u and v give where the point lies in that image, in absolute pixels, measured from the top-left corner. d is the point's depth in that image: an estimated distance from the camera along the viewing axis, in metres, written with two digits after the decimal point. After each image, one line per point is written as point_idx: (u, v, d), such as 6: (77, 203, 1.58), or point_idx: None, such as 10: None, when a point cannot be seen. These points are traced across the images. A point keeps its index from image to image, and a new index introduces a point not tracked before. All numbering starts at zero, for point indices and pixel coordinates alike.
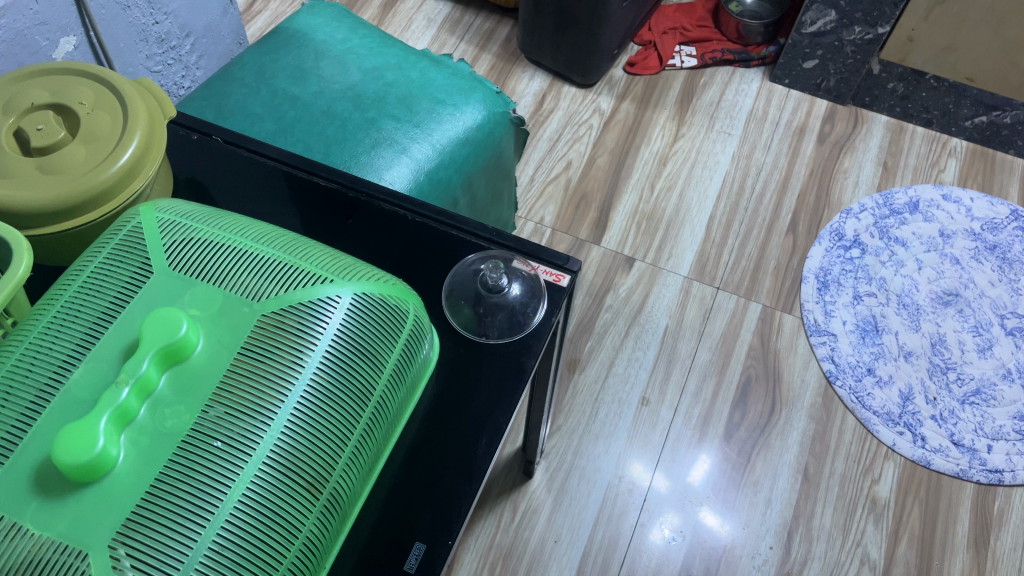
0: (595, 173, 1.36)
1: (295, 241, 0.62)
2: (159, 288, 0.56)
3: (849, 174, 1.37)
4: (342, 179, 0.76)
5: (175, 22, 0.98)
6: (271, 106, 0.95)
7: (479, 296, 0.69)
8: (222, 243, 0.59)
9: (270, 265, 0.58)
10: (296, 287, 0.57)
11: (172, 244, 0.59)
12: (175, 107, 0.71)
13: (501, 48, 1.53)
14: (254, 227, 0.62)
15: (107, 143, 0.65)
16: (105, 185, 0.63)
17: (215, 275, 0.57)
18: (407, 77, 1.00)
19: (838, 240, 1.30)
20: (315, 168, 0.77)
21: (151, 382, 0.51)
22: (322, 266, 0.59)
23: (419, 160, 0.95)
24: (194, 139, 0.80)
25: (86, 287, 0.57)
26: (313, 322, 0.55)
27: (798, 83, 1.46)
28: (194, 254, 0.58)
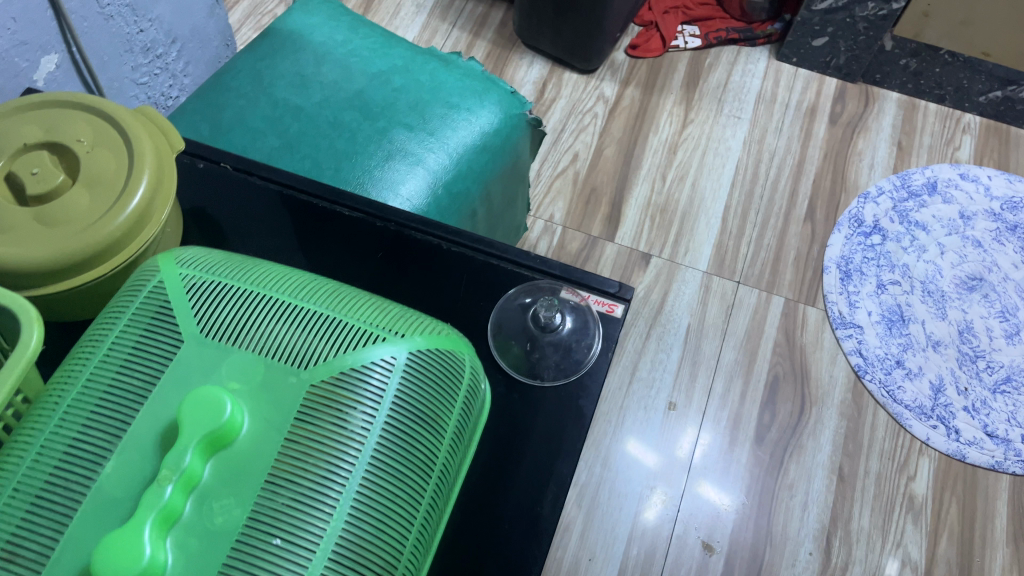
0: (603, 165, 1.31)
1: (334, 293, 0.56)
2: (191, 358, 0.50)
3: (864, 156, 1.33)
4: (367, 207, 0.70)
5: (160, 29, 0.90)
6: (272, 119, 0.88)
7: (530, 333, 0.66)
8: (256, 301, 0.53)
9: (313, 326, 0.52)
10: (344, 350, 0.51)
11: (200, 305, 0.53)
12: (181, 139, 0.65)
13: (496, 33, 1.45)
14: (288, 280, 0.57)
15: (112, 185, 0.59)
16: (115, 235, 0.57)
17: (253, 338, 0.51)
18: (416, 81, 0.93)
19: (857, 227, 1.25)
20: (335, 196, 0.71)
21: (196, 474, 0.45)
22: (370, 323, 0.54)
23: (435, 172, 0.88)
24: (200, 167, 0.73)
25: (108, 360, 0.51)
26: (367, 390, 0.50)
27: (806, 61, 1.41)
28: (227, 314, 0.52)
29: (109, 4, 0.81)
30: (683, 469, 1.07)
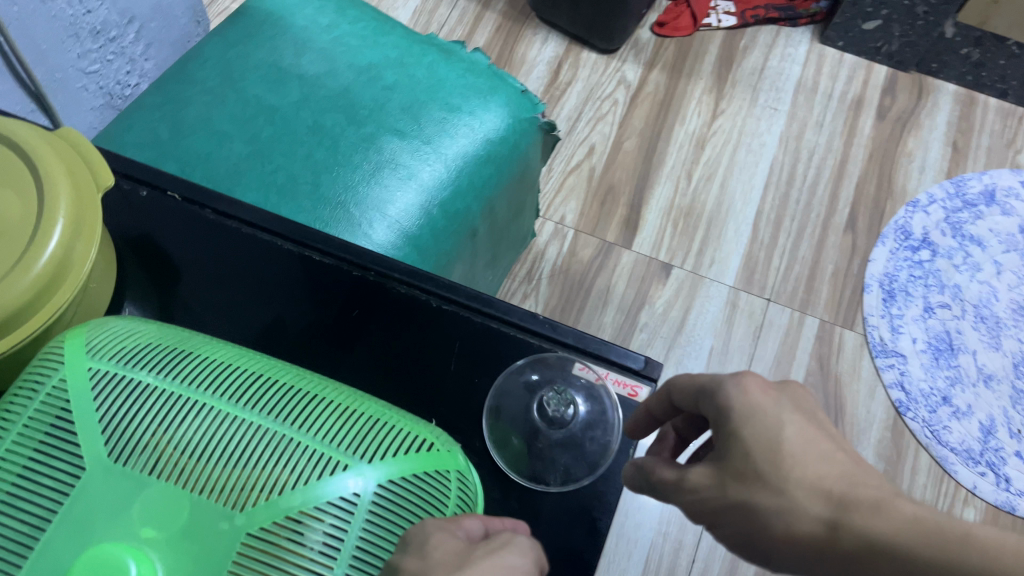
0: (622, 160, 1.18)
1: (288, 395, 0.45)
2: (95, 492, 0.39)
3: (914, 158, 1.19)
4: (343, 251, 0.58)
5: (112, 9, 0.77)
6: (241, 121, 0.76)
7: (536, 427, 0.54)
8: (186, 413, 0.42)
9: (256, 450, 0.41)
10: (291, 485, 0.40)
11: (110, 417, 0.41)
12: (109, 171, 0.53)
13: (508, 5, 1.31)
14: (226, 377, 0.45)
15: (17, 237, 0.47)
16: (16, 305, 0.45)
17: (174, 465, 0.39)
18: (412, 78, 0.80)
19: (904, 240, 1.13)
20: (305, 236, 0.59)
21: None
22: (327, 442, 0.43)
23: (430, 188, 0.76)
24: (142, 194, 0.61)
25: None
26: (321, 542, 0.39)
27: (853, 46, 1.26)
28: (141, 432, 0.41)
29: None
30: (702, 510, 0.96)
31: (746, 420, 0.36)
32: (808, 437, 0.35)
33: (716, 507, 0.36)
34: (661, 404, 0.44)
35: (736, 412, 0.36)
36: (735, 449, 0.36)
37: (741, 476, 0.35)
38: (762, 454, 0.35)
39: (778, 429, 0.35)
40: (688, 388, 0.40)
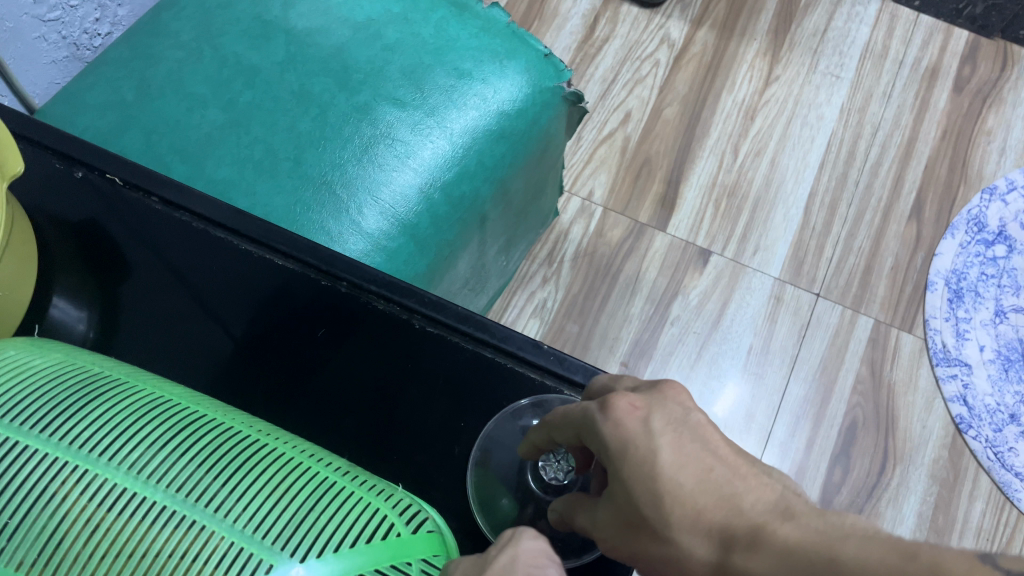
0: (660, 130, 1.05)
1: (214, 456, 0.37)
2: None
3: (994, 138, 1.05)
4: (311, 256, 0.50)
5: None
6: (217, 84, 0.66)
7: (528, 490, 0.45)
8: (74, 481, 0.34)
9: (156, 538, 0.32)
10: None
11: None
12: (20, 159, 0.43)
13: None
14: (136, 428, 0.37)
15: None
16: None
17: (46, 557, 0.31)
18: (416, 37, 0.69)
19: (977, 232, 1.00)
20: (268, 237, 0.50)
21: None
22: (248, 526, 0.34)
23: (431, 168, 0.65)
24: (82, 180, 0.52)
25: None
26: None
27: (931, 6, 1.12)
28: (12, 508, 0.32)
29: None
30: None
31: (619, 456, 0.33)
32: (686, 457, 0.32)
33: (619, 548, 0.34)
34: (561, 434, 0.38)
35: (609, 447, 0.33)
36: (618, 487, 0.33)
37: (633, 523, 0.33)
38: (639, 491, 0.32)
39: (653, 458, 0.32)
40: (563, 427, 0.37)
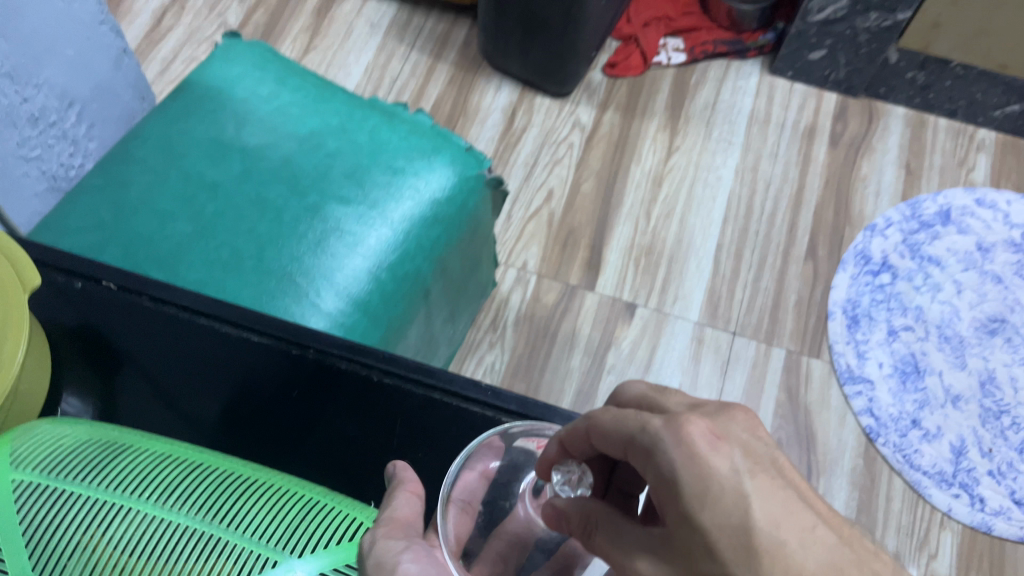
0: (581, 203, 1.18)
1: (222, 488, 0.46)
2: None
3: (869, 182, 1.20)
4: (281, 331, 0.59)
5: (50, 93, 0.78)
6: (184, 198, 0.76)
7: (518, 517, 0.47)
8: (113, 519, 0.43)
9: (188, 556, 0.42)
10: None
11: (29, 526, 0.42)
12: (36, 276, 0.53)
13: (459, 55, 1.30)
14: (155, 474, 0.46)
15: None
16: None
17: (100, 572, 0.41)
18: (354, 143, 0.81)
19: (864, 265, 1.13)
20: (244, 319, 0.59)
21: None
22: (255, 536, 0.43)
23: (377, 252, 0.75)
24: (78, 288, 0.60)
25: None
26: None
27: (802, 75, 1.28)
28: (64, 542, 0.41)
29: None
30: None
31: (702, 503, 0.33)
32: (775, 510, 0.33)
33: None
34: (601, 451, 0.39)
35: (688, 489, 0.33)
36: (687, 536, 0.33)
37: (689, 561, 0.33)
38: (724, 544, 0.32)
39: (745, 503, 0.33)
40: (616, 435, 0.38)
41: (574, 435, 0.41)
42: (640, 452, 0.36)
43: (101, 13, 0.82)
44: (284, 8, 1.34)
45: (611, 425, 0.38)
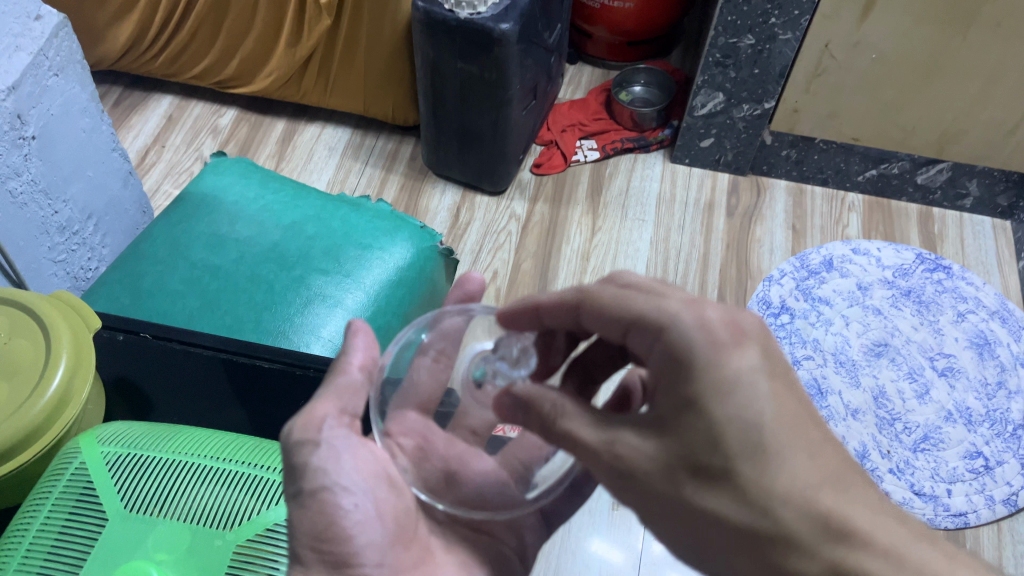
0: (522, 279, 1.37)
1: (256, 446, 0.65)
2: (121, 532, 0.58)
3: (763, 243, 1.42)
4: (284, 358, 0.81)
5: (75, 208, 0.96)
6: (191, 281, 0.92)
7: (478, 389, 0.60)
8: (177, 465, 0.62)
9: (237, 486, 0.61)
10: (271, 504, 0.60)
11: (124, 476, 0.60)
12: (96, 319, 0.68)
13: (407, 167, 1.51)
14: (206, 440, 0.65)
15: (30, 374, 0.62)
16: (36, 420, 0.60)
17: (176, 504, 0.59)
18: (329, 228, 0.99)
19: (766, 309, 1.33)
20: (254, 351, 0.81)
21: None
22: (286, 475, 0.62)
23: (354, 310, 0.92)
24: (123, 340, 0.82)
25: (49, 525, 0.58)
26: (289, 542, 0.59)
27: (697, 161, 1.52)
28: (150, 483, 0.60)
29: (23, 191, 0.86)
30: (636, 551, 1.09)
31: (723, 393, 0.44)
32: (788, 410, 0.44)
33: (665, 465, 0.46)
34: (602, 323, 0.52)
35: (704, 368, 0.45)
36: (698, 422, 0.44)
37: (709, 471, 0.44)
38: (734, 435, 0.43)
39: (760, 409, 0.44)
40: (625, 309, 0.50)
41: (563, 305, 0.56)
42: (651, 332, 0.48)
43: (113, 142, 1.01)
44: (252, 139, 1.55)
45: (608, 299, 0.51)
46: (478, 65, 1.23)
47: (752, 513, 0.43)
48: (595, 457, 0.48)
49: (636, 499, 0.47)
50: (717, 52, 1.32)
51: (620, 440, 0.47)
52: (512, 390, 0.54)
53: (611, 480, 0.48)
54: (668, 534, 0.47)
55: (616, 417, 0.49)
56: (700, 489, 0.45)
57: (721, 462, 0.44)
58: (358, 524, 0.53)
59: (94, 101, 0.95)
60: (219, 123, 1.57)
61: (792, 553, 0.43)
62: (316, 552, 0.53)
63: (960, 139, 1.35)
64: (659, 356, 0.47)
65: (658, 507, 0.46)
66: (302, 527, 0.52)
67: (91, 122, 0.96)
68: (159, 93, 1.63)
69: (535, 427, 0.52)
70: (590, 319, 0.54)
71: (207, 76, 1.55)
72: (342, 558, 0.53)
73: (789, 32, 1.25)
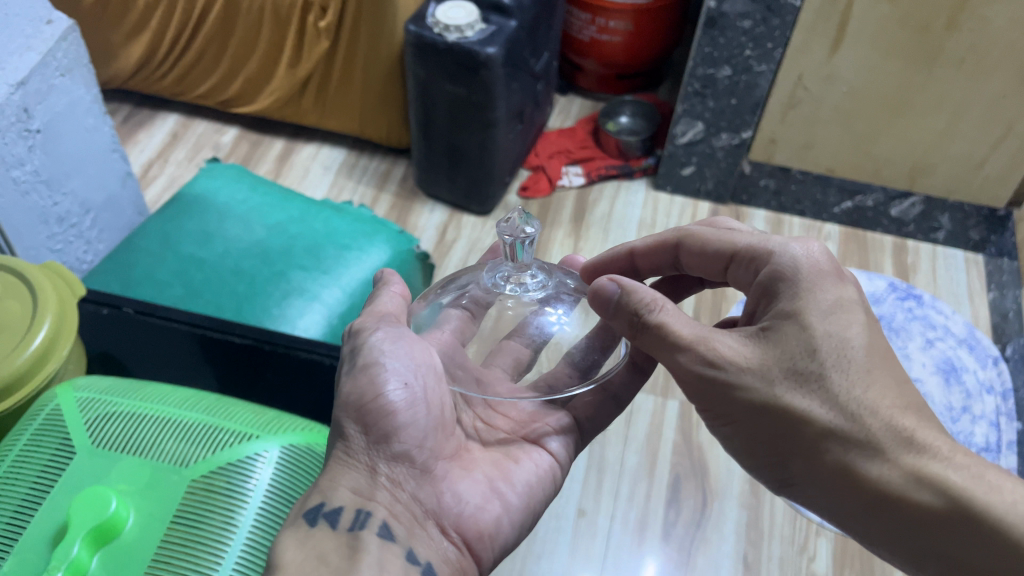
0: None
1: (214, 402, 0.76)
2: (86, 463, 0.69)
3: None
4: (254, 335, 0.92)
5: (74, 201, 1.03)
6: (178, 272, 1.01)
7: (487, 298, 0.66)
8: (141, 413, 0.73)
9: (194, 430, 0.72)
10: (222, 448, 0.70)
11: (95, 419, 0.72)
12: (81, 287, 0.85)
13: (399, 186, 1.57)
14: (170, 394, 0.76)
15: (19, 330, 0.77)
16: (22, 365, 0.75)
17: (137, 444, 0.71)
18: (311, 229, 1.09)
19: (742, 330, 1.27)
20: (228, 329, 0.93)
21: (82, 563, 0.61)
22: (238, 422, 0.73)
23: (329, 304, 1.00)
24: (105, 312, 0.94)
25: (25, 452, 0.71)
26: (239, 480, 0.69)
27: (679, 188, 1.58)
28: (117, 425, 0.72)
29: (25, 181, 0.93)
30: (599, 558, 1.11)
31: (808, 309, 0.56)
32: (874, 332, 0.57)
33: (751, 365, 0.56)
34: (706, 256, 0.67)
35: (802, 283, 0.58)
36: (795, 329, 0.56)
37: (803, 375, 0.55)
38: (827, 346, 0.55)
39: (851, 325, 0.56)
40: (728, 243, 0.65)
41: (664, 246, 0.70)
42: (760, 258, 0.62)
43: (113, 144, 1.08)
44: (252, 156, 1.61)
45: (708, 239, 0.67)
46: (466, 86, 1.29)
47: (841, 416, 0.54)
48: (677, 353, 0.58)
49: (711, 397, 0.58)
50: (696, 82, 1.39)
51: (713, 346, 0.57)
52: (619, 281, 0.61)
53: (686, 379, 0.59)
54: (747, 435, 0.58)
55: (708, 324, 0.58)
56: (796, 392, 0.55)
57: (818, 367, 0.55)
58: (400, 401, 0.62)
59: (98, 102, 1.02)
60: (221, 140, 1.64)
61: (865, 456, 0.53)
62: (360, 424, 0.62)
63: (930, 172, 1.40)
64: (760, 278, 0.61)
65: (739, 408, 0.57)
66: (351, 398, 0.62)
67: (93, 122, 1.02)
68: (165, 112, 1.70)
69: (622, 319, 0.61)
70: (688, 255, 0.69)
71: (210, 96, 1.63)
72: (384, 432, 0.62)
73: (764, 64, 1.31)
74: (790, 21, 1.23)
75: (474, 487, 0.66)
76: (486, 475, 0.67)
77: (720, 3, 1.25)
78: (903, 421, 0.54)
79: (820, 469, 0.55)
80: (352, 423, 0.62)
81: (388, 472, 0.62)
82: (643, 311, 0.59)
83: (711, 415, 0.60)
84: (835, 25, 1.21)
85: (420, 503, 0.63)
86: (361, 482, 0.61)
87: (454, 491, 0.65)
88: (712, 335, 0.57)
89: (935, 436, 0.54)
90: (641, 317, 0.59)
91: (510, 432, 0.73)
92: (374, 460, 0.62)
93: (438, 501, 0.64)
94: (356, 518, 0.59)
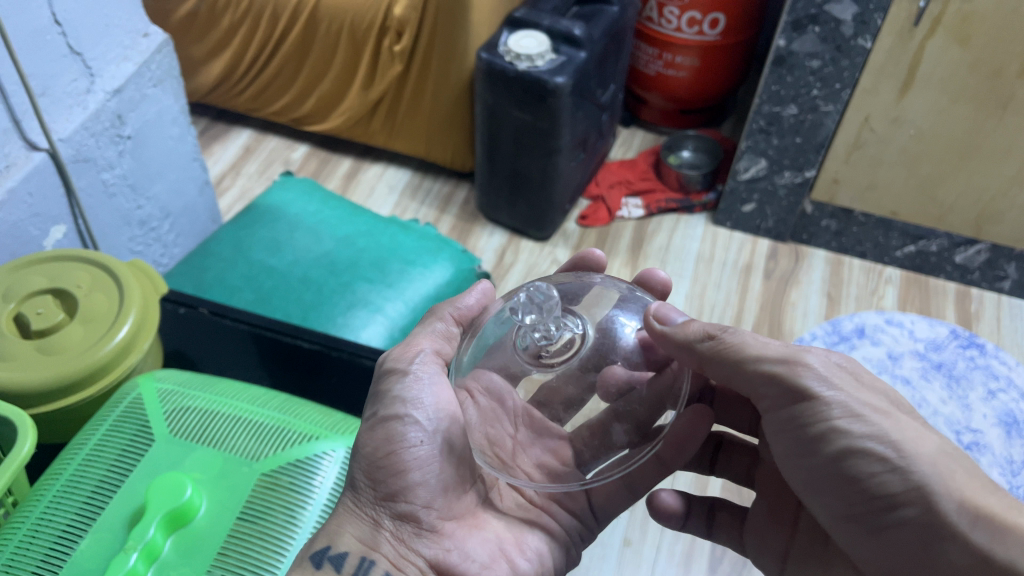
0: None
1: (283, 401, 0.79)
2: (163, 451, 0.73)
3: (797, 306, 1.45)
4: (322, 342, 0.97)
5: (155, 206, 1.07)
6: (249, 279, 1.07)
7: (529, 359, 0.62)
8: (215, 409, 0.76)
9: (264, 428, 0.75)
10: (290, 446, 0.73)
11: (172, 410, 0.76)
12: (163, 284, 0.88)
13: (460, 209, 1.60)
14: (243, 391, 0.79)
15: (104, 321, 0.81)
16: (104, 358, 0.79)
17: (209, 437, 0.74)
18: (377, 243, 1.15)
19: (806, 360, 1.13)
20: (299, 334, 0.97)
21: (156, 547, 0.64)
22: (307, 421, 0.76)
23: (392, 317, 1.05)
24: (181, 311, 0.99)
25: (105, 438, 0.74)
26: (304, 480, 0.71)
27: (739, 225, 1.58)
28: (192, 417, 0.75)
29: (113, 183, 0.98)
30: None
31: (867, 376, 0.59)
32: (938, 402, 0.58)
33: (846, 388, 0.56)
34: None
35: None
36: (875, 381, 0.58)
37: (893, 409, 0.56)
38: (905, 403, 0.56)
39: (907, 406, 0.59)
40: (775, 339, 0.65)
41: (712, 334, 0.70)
42: None
43: (194, 154, 1.13)
44: (320, 173, 1.66)
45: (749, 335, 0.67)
46: (532, 113, 1.31)
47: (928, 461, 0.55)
48: (755, 366, 0.57)
49: (781, 394, 0.56)
50: (762, 119, 1.39)
51: (800, 369, 0.55)
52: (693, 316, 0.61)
53: (761, 390, 0.57)
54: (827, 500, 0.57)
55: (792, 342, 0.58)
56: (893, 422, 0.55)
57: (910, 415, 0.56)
58: (415, 459, 0.63)
59: (184, 113, 1.07)
60: (291, 156, 1.69)
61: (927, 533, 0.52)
62: (370, 477, 0.64)
63: (998, 220, 1.37)
64: None
65: (801, 438, 0.56)
66: (364, 450, 0.64)
67: (179, 131, 1.07)
68: (240, 127, 1.76)
69: (687, 342, 0.60)
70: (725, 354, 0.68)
71: (284, 113, 1.68)
72: (391, 490, 0.63)
73: (831, 105, 1.31)
74: (859, 62, 1.23)
75: (483, 545, 0.66)
76: (496, 535, 0.67)
77: (790, 42, 1.27)
78: (980, 503, 0.51)
79: (892, 534, 0.54)
80: (361, 475, 0.64)
81: (392, 528, 0.63)
82: (720, 333, 0.59)
83: (775, 415, 0.58)
84: (906, 67, 1.21)
85: (427, 558, 0.63)
86: (365, 531, 0.63)
87: (461, 550, 0.65)
88: (801, 350, 0.57)
89: (989, 496, 0.52)
90: (718, 331, 0.59)
91: (534, 500, 0.71)
92: (378, 514, 0.64)
93: (445, 558, 0.64)
94: (360, 565, 0.62)
